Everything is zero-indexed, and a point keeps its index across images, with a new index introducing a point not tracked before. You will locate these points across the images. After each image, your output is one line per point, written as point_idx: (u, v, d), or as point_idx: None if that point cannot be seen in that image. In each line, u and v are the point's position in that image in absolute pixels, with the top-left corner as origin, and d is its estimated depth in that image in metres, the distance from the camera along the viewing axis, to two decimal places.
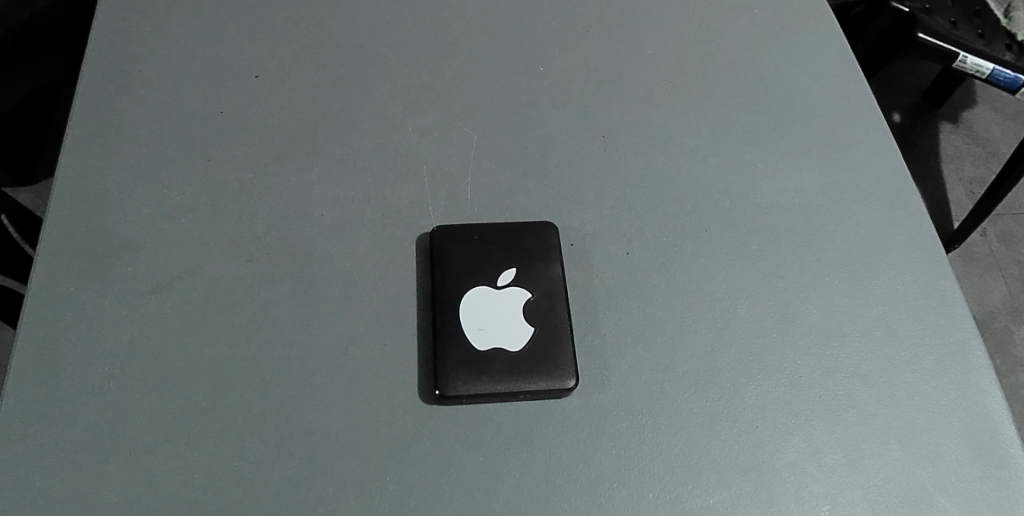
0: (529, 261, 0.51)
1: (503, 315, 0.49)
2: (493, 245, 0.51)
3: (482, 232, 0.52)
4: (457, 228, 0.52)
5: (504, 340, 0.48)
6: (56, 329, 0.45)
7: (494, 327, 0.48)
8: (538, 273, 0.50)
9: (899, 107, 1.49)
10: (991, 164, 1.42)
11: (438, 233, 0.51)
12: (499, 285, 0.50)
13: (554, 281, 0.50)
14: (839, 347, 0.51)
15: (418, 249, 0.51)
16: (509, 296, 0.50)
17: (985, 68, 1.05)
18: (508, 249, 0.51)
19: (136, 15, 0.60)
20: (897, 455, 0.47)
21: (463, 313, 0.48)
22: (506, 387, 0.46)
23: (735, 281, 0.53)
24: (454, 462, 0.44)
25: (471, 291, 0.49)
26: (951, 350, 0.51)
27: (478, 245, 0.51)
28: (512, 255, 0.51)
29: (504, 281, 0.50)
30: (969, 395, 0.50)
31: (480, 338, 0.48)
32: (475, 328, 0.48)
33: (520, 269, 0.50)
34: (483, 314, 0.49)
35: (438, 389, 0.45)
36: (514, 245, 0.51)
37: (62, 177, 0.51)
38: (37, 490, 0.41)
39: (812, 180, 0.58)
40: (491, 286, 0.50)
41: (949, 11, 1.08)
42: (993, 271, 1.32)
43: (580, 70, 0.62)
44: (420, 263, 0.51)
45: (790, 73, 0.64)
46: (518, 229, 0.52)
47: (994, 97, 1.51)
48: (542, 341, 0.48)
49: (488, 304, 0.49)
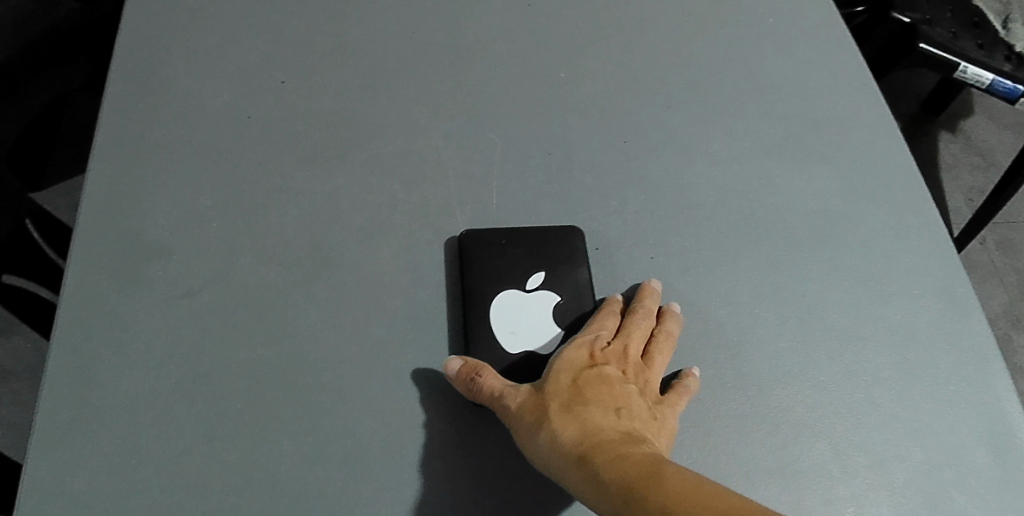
0: (556, 264, 0.51)
1: (534, 317, 0.49)
2: (521, 250, 0.52)
3: (510, 239, 0.52)
4: (485, 234, 0.52)
5: (534, 342, 0.48)
6: (91, 333, 0.46)
7: (524, 329, 0.49)
8: (566, 276, 0.51)
9: (899, 115, 1.51)
10: (989, 173, 1.45)
11: (468, 240, 0.52)
12: (528, 288, 0.51)
13: (585, 285, 0.51)
14: (859, 351, 0.52)
15: (446, 255, 0.52)
16: (538, 298, 0.50)
17: (984, 79, 1.07)
18: (536, 254, 0.52)
19: (164, 22, 0.61)
20: (919, 457, 0.48)
21: (494, 316, 0.49)
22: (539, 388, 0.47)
23: (758, 286, 0.54)
24: (483, 465, 0.44)
25: (501, 295, 0.50)
26: (967, 354, 0.52)
27: (506, 250, 0.52)
28: (540, 260, 0.51)
29: (533, 283, 0.51)
30: (986, 399, 0.51)
31: (511, 341, 0.48)
32: (505, 331, 0.49)
33: (549, 271, 0.51)
34: (513, 317, 0.49)
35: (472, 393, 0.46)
36: (542, 249, 0.52)
37: (94, 183, 0.52)
38: (75, 492, 0.41)
39: (830, 186, 0.59)
40: (519, 289, 0.51)
41: (949, 23, 1.11)
42: (994, 279, 1.34)
43: (601, 76, 0.63)
44: (450, 269, 0.51)
45: (806, 81, 0.65)
46: (545, 234, 0.53)
47: (991, 106, 1.53)
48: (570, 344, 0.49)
49: (517, 306, 0.50)
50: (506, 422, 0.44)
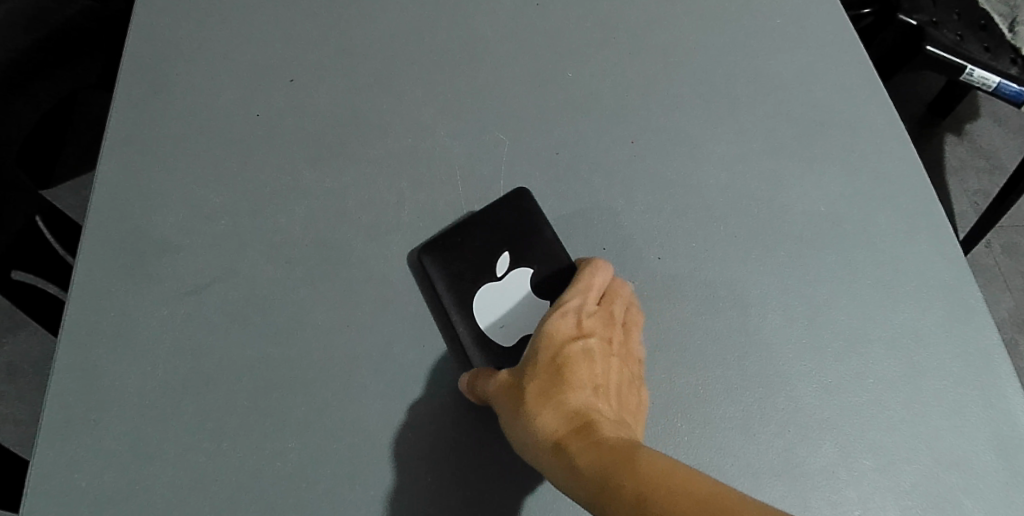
0: (520, 243, 0.51)
1: (515, 304, 0.50)
2: (482, 239, 0.51)
3: (470, 231, 0.51)
4: (444, 238, 0.51)
5: (525, 328, 0.49)
6: (98, 331, 0.46)
7: (511, 319, 0.50)
8: (535, 250, 0.51)
9: (905, 117, 1.50)
10: (994, 176, 1.45)
11: (431, 257, 0.50)
12: (498, 274, 0.51)
13: (554, 250, 0.51)
14: (866, 353, 0.52)
15: (417, 285, 0.50)
16: (510, 281, 0.50)
17: (990, 82, 1.07)
18: (496, 239, 0.51)
19: (170, 17, 0.60)
20: (925, 460, 0.48)
21: (480, 320, 0.49)
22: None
23: (765, 287, 0.54)
24: (497, 469, 0.45)
25: (478, 292, 0.50)
26: (976, 355, 0.52)
27: (472, 244, 0.51)
28: (504, 244, 0.51)
29: (502, 267, 0.51)
30: (995, 401, 0.51)
31: (504, 336, 0.49)
32: (496, 327, 0.49)
33: (515, 250, 0.51)
34: (496, 311, 0.50)
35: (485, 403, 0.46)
36: (500, 230, 0.52)
37: (102, 181, 0.52)
38: (88, 491, 0.42)
39: (837, 187, 0.59)
40: (492, 278, 0.51)
41: (956, 24, 1.10)
42: (998, 283, 1.35)
43: (609, 75, 0.63)
44: (427, 292, 0.50)
45: (815, 81, 0.65)
46: (497, 214, 0.52)
47: (997, 108, 1.53)
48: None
49: (495, 298, 0.50)
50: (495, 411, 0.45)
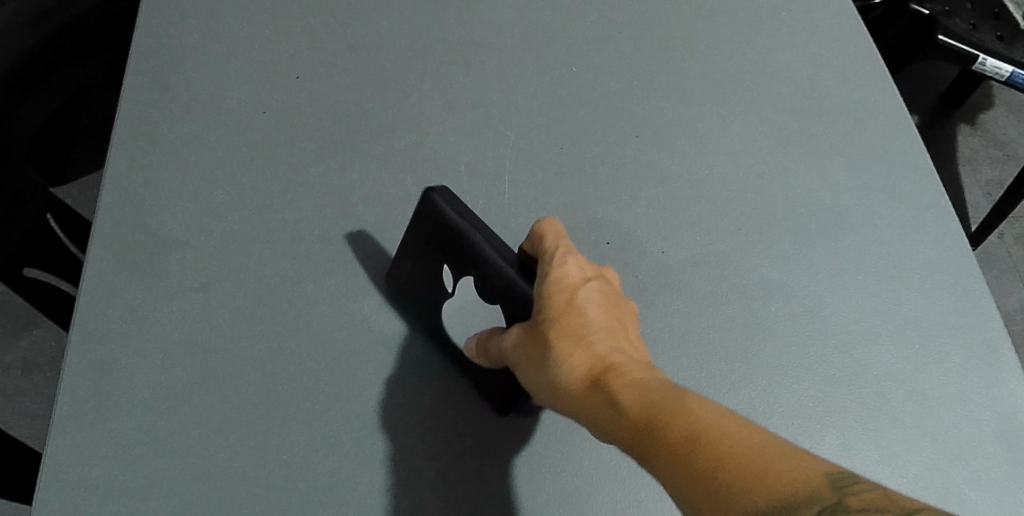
0: (447, 250, 0.46)
1: None
2: (424, 251, 0.48)
3: (412, 246, 0.48)
4: (397, 258, 0.49)
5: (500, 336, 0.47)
6: (109, 325, 0.47)
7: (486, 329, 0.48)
8: (466, 251, 0.45)
9: (917, 108, 1.48)
10: (1007, 166, 1.43)
11: (400, 280, 0.49)
12: (450, 292, 0.48)
13: (502, 248, 0.46)
14: (870, 346, 0.52)
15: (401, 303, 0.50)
16: (460, 292, 0.47)
17: (1003, 71, 1.06)
18: (431, 247, 0.47)
19: (178, 16, 0.61)
20: (929, 452, 0.48)
21: (461, 344, 0.48)
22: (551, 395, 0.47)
23: (770, 280, 0.54)
24: (501, 467, 0.46)
25: (446, 312, 0.49)
26: (979, 348, 0.52)
27: (419, 258, 0.48)
28: (439, 250, 0.47)
29: (451, 283, 0.48)
30: (998, 393, 0.51)
31: None
32: None
33: (447, 257, 0.46)
34: (469, 327, 0.48)
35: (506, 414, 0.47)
36: (428, 236, 0.47)
37: (111, 178, 0.52)
38: (96, 483, 0.42)
39: (844, 180, 0.59)
40: (446, 296, 0.48)
41: (968, 14, 1.09)
42: (1012, 274, 1.33)
43: (614, 69, 0.63)
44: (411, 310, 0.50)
45: (821, 73, 0.64)
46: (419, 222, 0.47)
47: (1010, 98, 1.51)
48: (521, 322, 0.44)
49: (460, 314, 0.48)
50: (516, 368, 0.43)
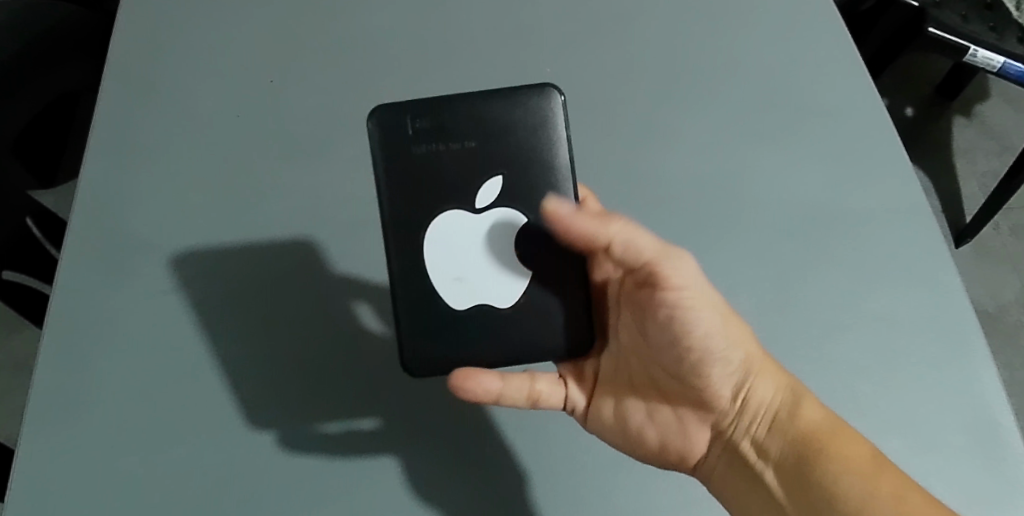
0: (514, 160, 0.48)
1: (478, 259, 0.49)
2: (479, 131, 0.48)
3: (464, 117, 0.47)
4: (422, 106, 0.47)
5: (480, 293, 0.49)
6: None
7: (469, 275, 0.49)
8: (537, 171, 0.48)
9: (912, 100, 1.47)
10: (1003, 158, 1.43)
11: (395, 111, 0.47)
12: (477, 208, 0.48)
13: (557, 190, 0.48)
14: (841, 340, 0.52)
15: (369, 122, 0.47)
16: (494, 219, 0.48)
17: (996, 62, 1.05)
18: (493, 136, 0.48)
19: None
20: (897, 445, 0.49)
21: (428, 267, 0.48)
22: (466, 357, 0.49)
23: (735, 276, 0.55)
24: (474, 464, 0.50)
25: (446, 219, 0.48)
26: (954, 340, 0.53)
27: (454, 136, 0.48)
28: (502, 148, 0.48)
29: (483, 199, 0.48)
30: (971, 386, 0.51)
31: (456, 288, 0.49)
32: (451, 277, 0.49)
33: (510, 166, 0.48)
34: (457, 261, 0.49)
35: (406, 370, 0.49)
36: (505, 127, 0.48)
37: None
38: None
39: (812, 174, 0.59)
40: (467, 208, 0.48)
41: (959, 5, 1.08)
42: (1006, 265, 1.33)
43: (585, 71, 0.64)
44: (375, 154, 0.48)
45: (795, 68, 0.65)
46: (512, 108, 0.48)
47: (1007, 88, 1.50)
48: (546, 288, 0.49)
49: (465, 236, 0.48)
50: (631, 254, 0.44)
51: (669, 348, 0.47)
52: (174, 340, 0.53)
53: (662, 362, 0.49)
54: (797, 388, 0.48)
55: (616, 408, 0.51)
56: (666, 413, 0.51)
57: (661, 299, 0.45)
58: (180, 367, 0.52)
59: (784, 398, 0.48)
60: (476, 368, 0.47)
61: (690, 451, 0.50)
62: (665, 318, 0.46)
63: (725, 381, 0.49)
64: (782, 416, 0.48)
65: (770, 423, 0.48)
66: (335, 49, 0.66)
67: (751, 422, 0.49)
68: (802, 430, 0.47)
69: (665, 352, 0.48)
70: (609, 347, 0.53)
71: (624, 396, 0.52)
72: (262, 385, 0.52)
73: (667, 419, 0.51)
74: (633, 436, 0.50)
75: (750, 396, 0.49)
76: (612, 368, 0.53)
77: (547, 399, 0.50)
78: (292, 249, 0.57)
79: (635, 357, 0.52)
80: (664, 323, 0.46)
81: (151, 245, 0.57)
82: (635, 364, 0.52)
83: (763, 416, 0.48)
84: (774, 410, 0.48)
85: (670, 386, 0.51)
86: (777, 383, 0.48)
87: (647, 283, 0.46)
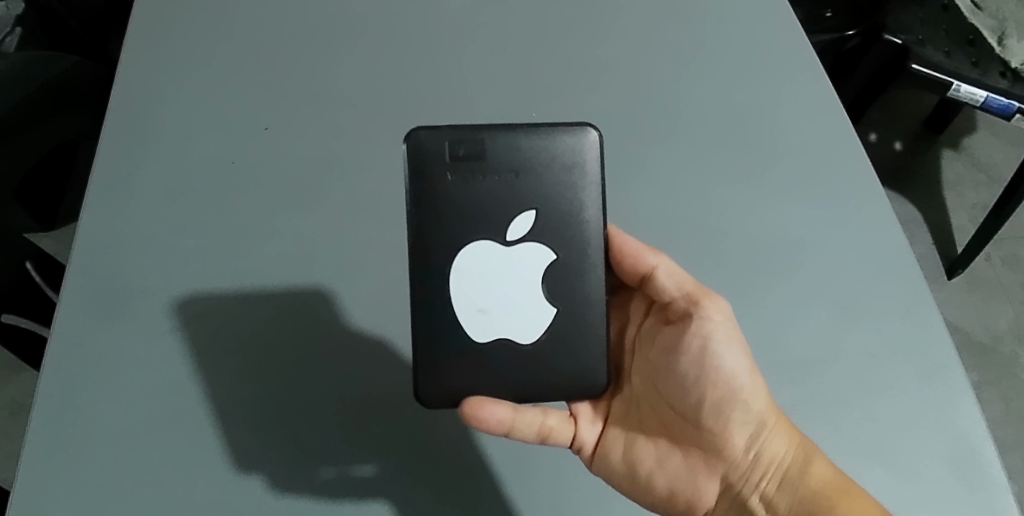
0: (546, 196, 0.51)
1: (503, 293, 0.50)
2: (517, 163, 0.50)
3: (503, 149, 0.50)
4: (463, 134, 0.50)
5: (503, 327, 0.50)
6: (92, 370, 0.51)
7: (494, 308, 0.50)
8: (568, 208, 0.51)
9: (900, 134, 1.50)
10: (993, 189, 1.44)
11: (433, 135, 0.49)
12: (508, 241, 0.50)
13: (582, 228, 0.51)
14: (823, 376, 0.57)
15: (407, 143, 0.49)
16: (522, 252, 0.51)
17: (978, 96, 1.09)
18: (529, 170, 0.50)
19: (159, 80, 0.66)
20: (878, 474, 0.53)
21: (453, 297, 0.50)
22: (480, 386, 0.50)
23: None
24: (469, 500, 0.52)
25: (476, 248, 0.50)
26: (929, 375, 0.57)
27: (490, 166, 0.50)
28: (536, 183, 0.51)
29: (515, 232, 0.50)
30: (949, 418, 0.55)
31: (480, 320, 0.50)
32: (476, 308, 0.50)
33: (541, 200, 0.51)
34: (483, 294, 0.50)
35: (417, 398, 0.50)
36: (543, 162, 0.51)
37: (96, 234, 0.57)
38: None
39: None
40: (498, 240, 0.50)
41: (942, 42, 1.12)
42: (1000, 296, 1.34)
43: None
44: (408, 174, 0.49)
45: None
46: (553, 144, 0.51)
47: (993, 121, 1.53)
48: (567, 323, 0.51)
49: (493, 268, 0.50)
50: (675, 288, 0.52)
51: (692, 388, 0.51)
52: (171, 382, 0.53)
53: (680, 406, 0.53)
54: (809, 448, 0.51)
55: (626, 453, 0.53)
56: (678, 461, 0.53)
57: (700, 329, 0.51)
58: (176, 408, 0.52)
59: (796, 455, 0.51)
60: (484, 397, 0.48)
61: (697, 501, 0.53)
62: (699, 352, 0.51)
63: (740, 431, 0.52)
64: (792, 472, 0.52)
65: (781, 479, 0.52)
66: (333, 101, 0.69)
67: (763, 478, 0.52)
68: (813, 486, 0.51)
69: (689, 392, 0.52)
70: (621, 392, 0.56)
71: (635, 440, 0.53)
72: (260, 426, 0.52)
73: (676, 467, 0.53)
74: (642, 482, 0.52)
75: (761, 450, 0.52)
76: (623, 411, 0.55)
77: (557, 436, 0.51)
78: (289, 291, 0.59)
79: (648, 402, 0.55)
80: (696, 357, 0.51)
81: (148, 287, 0.58)
82: (647, 410, 0.55)
83: (774, 472, 0.52)
84: (785, 467, 0.51)
85: (682, 434, 0.53)
86: (789, 441, 0.51)
87: (682, 318, 0.52)
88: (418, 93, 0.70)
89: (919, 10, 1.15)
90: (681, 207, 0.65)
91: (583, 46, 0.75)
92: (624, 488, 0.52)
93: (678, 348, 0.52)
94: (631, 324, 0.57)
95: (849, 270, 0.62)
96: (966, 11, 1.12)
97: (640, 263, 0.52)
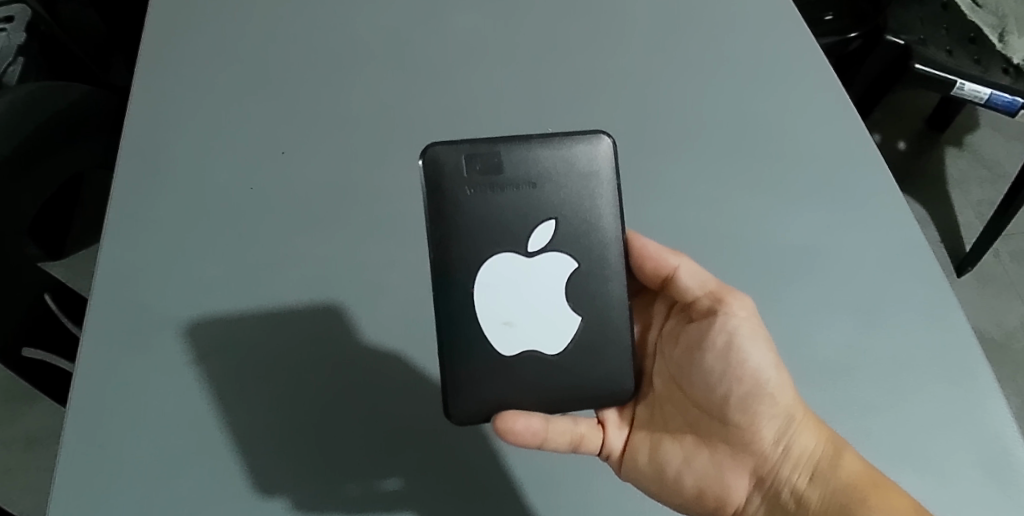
0: (566, 205, 0.51)
1: (527, 306, 0.50)
2: (535, 174, 0.50)
3: (520, 161, 0.50)
4: (480, 147, 0.49)
5: (530, 339, 0.50)
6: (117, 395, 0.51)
7: (519, 320, 0.50)
8: (586, 214, 0.51)
9: (902, 133, 1.50)
10: (998, 185, 1.44)
11: (450, 150, 0.49)
12: (529, 251, 0.50)
13: (604, 233, 0.51)
14: (851, 381, 0.56)
15: (424, 159, 0.49)
16: (546, 261, 0.51)
17: (982, 94, 1.08)
18: (548, 180, 0.50)
19: None
20: (909, 476, 0.53)
21: (478, 312, 0.50)
22: (509, 397, 0.50)
23: None
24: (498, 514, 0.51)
25: (499, 260, 0.50)
26: (958, 374, 0.57)
27: (508, 178, 0.50)
28: (554, 191, 0.51)
29: (536, 243, 0.50)
30: (981, 419, 0.55)
31: (506, 332, 0.50)
32: (501, 321, 0.50)
33: (561, 210, 0.51)
34: (507, 307, 0.50)
35: (448, 416, 0.50)
36: (561, 172, 0.51)
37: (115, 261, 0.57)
38: None
39: None
40: (519, 251, 0.50)
41: (943, 39, 1.12)
42: (1010, 292, 1.33)
43: None
44: (425, 191, 0.49)
45: None
46: (569, 151, 0.51)
47: (994, 117, 1.53)
48: (594, 330, 0.51)
49: (515, 278, 0.50)
50: (690, 284, 0.52)
51: (718, 383, 0.51)
52: (196, 405, 0.53)
53: (704, 403, 0.52)
54: (836, 441, 0.51)
55: (652, 454, 0.53)
56: (704, 460, 0.53)
57: (724, 324, 0.51)
58: (203, 432, 0.52)
59: (826, 448, 0.50)
60: (516, 411, 0.48)
61: (727, 498, 0.53)
62: (725, 347, 0.51)
63: (768, 425, 0.51)
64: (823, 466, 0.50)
65: (813, 472, 0.51)
66: (345, 120, 0.69)
67: (794, 472, 0.52)
68: (843, 482, 0.50)
69: (715, 387, 0.52)
70: (645, 396, 0.56)
71: (661, 442, 0.53)
72: (286, 448, 0.52)
73: (703, 465, 0.53)
74: (670, 482, 0.52)
75: (790, 444, 0.51)
76: (648, 415, 0.55)
77: (589, 443, 0.51)
78: (305, 311, 0.58)
79: (670, 402, 0.55)
80: (722, 352, 0.51)
81: (170, 311, 0.57)
82: (671, 410, 0.55)
83: (804, 465, 0.51)
84: (816, 460, 0.50)
85: (708, 431, 0.53)
86: (818, 435, 0.50)
87: (705, 316, 0.52)
88: (429, 109, 0.70)
89: (918, 8, 1.15)
90: (697, 215, 0.65)
91: (588, 58, 0.75)
92: (654, 491, 0.52)
93: (703, 345, 0.52)
94: (653, 327, 0.57)
95: (869, 272, 0.62)
96: (966, 8, 1.11)
97: (661, 265, 0.53)
